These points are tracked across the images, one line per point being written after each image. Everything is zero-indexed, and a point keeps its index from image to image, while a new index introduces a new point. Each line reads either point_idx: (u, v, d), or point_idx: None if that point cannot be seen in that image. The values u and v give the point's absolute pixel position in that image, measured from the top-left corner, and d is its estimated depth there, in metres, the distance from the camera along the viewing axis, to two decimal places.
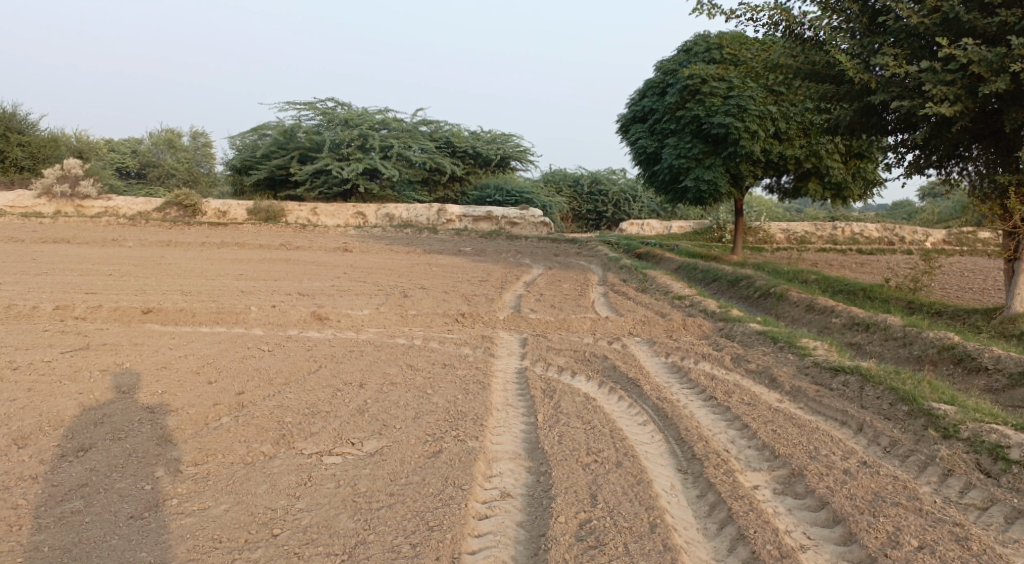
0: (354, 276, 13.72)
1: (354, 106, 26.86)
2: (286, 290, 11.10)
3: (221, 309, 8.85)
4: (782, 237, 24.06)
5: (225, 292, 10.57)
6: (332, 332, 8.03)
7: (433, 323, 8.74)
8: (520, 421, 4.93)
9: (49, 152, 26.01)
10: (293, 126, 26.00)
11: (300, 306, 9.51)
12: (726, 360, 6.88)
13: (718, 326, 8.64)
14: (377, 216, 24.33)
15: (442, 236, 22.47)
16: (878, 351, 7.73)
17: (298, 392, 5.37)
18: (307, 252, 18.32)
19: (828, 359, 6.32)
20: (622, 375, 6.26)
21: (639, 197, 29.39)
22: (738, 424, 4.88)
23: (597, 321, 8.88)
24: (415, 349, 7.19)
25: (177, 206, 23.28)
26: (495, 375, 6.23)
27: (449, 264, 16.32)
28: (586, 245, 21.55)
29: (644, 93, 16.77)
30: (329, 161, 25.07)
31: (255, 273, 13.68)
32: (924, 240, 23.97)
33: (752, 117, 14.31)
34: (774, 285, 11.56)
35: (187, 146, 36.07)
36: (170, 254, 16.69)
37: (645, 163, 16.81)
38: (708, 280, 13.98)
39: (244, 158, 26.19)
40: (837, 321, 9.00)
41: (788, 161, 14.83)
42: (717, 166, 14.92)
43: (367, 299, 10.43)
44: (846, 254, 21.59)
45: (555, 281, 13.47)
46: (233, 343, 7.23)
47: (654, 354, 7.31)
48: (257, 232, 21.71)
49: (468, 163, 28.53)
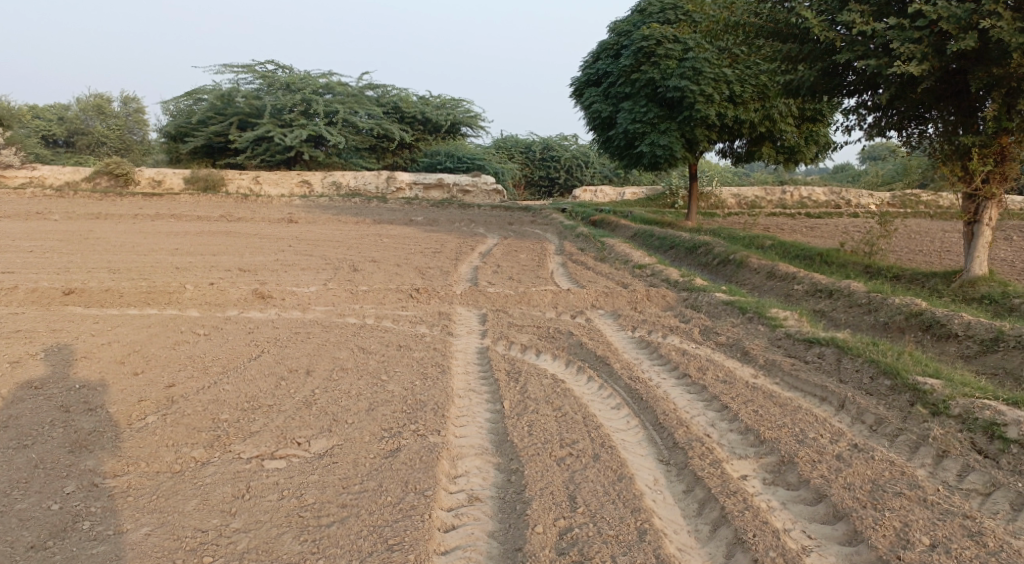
0: (300, 249, 13.01)
1: (295, 69, 25.54)
2: (225, 265, 10.36)
3: (152, 289, 8.12)
4: (733, 202, 24.13)
5: (158, 269, 9.79)
6: (276, 312, 7.43)
7: (385, 299, 8.23)
8: (484, 409, 4.52)
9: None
10: (230, 90, 24.60)
11: (240, 283, 8.84)
12: (695, 333, 6.60)
13: (681, 296, 8.39)
14: (324, 185, 23.39)
15: (392, 205, 21.74)
16: (844, 318, 7.59)
17: (236, 383, 4.83)
18: (249, 224, 17.39)
19: (801, 330, 6.09)
20: (590, 353, 5.90)
21: (591, 163, 29.03)
22: (717, 405, 4.58)
23: (558, 293, 8.51)
24: (366, 329, 6.69)
25: (108, 175, 21.84)
26: (454, 356, 5.79)
27: (401, 234, 15.69)
28: (540, 213, 21.13)
29: (598, 56, 16.30)
30: (271, 127, 23.86)
31: (192, 247, 12.81)
32: (869, 203, 24.36)
33: (707, 80, 14.00)
34: (734, 251, 11.39)
35: (118, 111, 33.94)
36: (99, 228, 15.55)
37: (600, 127, 16.35)
38: (666, 247, 13.77)
39: (178, 124, 24.70)
40: (800, 288, 8.85)
41: (744, 124, 14.59)
42: (673, 131, 14.59)
43: (313, 275, 9.80)
44: (795, 218, 21.76)
45: (511, 252, 13.05)
46: (165, 326, 6.58)
47: (619, 328, 6.99)
48: (196, 202, 20.55)
49: (417, 130, 27.62)
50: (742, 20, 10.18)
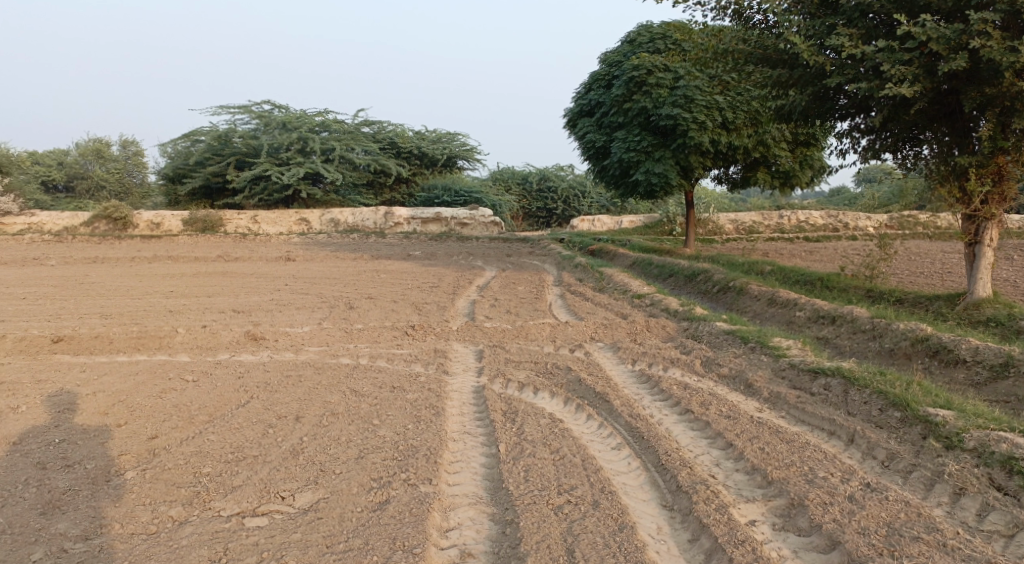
0: (296, 287, 12.90)
1: (291, 108, 25.74)
2: (220, 306, 10.24)
3: (143, 334, 7.99)
4: (731, 228, 24.09)
5: (151, 313, 9.68)
6: (268, 354, 7.28)
7: (380, 337, 8.08)
8: (479, 454, 4.34)
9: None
10: (228, 130, 24.76)
11: (233, 325, 8.70)
12: (697, 365, 6.44)
13: (682, 326, 8.24)
14: (321, 222, 23.39)
15: (390, 240, 21.70)
16: (848, 345, 7.44)
17: (222, 433, 4.67)
18: (246, 263, 17.32)
19: (805, 360, 5.93)
20: (588, 389, 5.73)
21: (588, 192, 29.08)
22: (722, 443, 4.40)
23: (556, 327, 8.37)
24: (360, 369, 6.53)
25: (106, 219, 21.88)
26: (449, 396, 5.62)
27: (398, 270, 15.60)
28: (538, 243, 21.09)
29: (590, 86, 16.38)
30: (268, 166, 23.95)
31: (188, 289, 12.70)
32: (868, 224, 24.31)
33: (700, 107, 14.03)
34: (733, 278, 11.26)
35: (118, 155, 34.15)
36: (96, 272, 15.48)
37: (595, 157, 16.35)
38: (665, 276, 13.66)
39: (176, 166, 24.81)
40: (801, 314, 8.71)
41: (738, 150, 14.58)
42: (668, 159, 14.57)
43: (308, 314, 9.67)
44: (794, 242, 21.69)
45: (509, 284, 12.93)
46: (153, 373, 6.43)
47: (619, 361, 6.83)
48: (193, 243, 20.53)
49: (414, 164, 27.73)
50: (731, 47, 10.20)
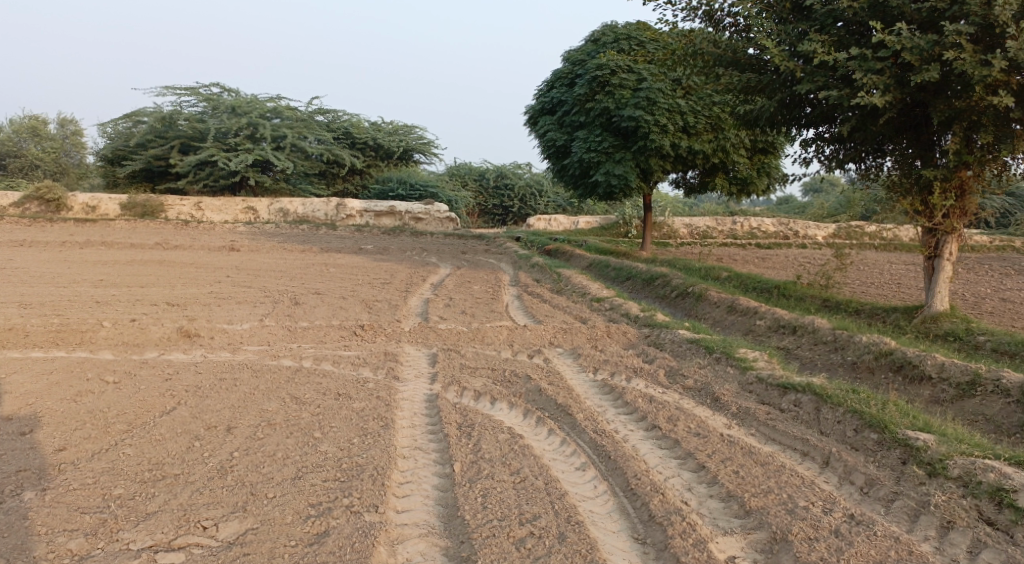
0: (240, 279, 12.20)
1: (242, 93, 24.72)
2: (153, 299, 9.53)
3: (62, 327, 7.29)
4: (686, 232, 24.17)
5: (76, 304, 8.91)
6: (202, 353, 6.71)
7: (327, 338, 7.58)
8: (432, 474, 3.94)
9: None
10: (172, 112, 23.60)
11: (166, 319, 8.04)
12: (661, 375, 6.17)
13: (643, 332, 8.00)
14: (270, 211, 22.51)
15: (341, 233, 21.01)
16: (810, 356, 7.31)
17: (141, 447, 4.13)
18: (187, 252, 16.42)
19: (773, 374, 5.71)
20: (549, 400, 5.38)
21: (545, 191, 28.85)
22: (692, 465, 4.11)
23: (513, 330, 8.02)
24: (302, 373, 6.03)
25: (37, 200, 20.55)
26: (400, 405, 5.20)
27: (349, 264, 15.00)
28: (494, 241, 20.72)
29: (552, 84, 16.07)
30: (215, 151, 22.92)
31: (121, 278, 11.87)
32: (816, 233, 24.74)
33: (662, 110, 13.89)
34: (692, 283, 11.10)
35: (54, 133, 32.28)
36: (20, 256, 14.41)
37: (555, 156, 16.04)
38: (622, 279, 13.45)
39: (116, 147, 23.50)
40: (762, 323, 8.57)
41: (697, 156, 14.48)
42: (628, 161, 14.37)
43: (249, 309, 9.07)
44: (746, 249, 21.87)
45: (464, 283, 12.52)
46: (69, 372, 5.79)
47: (580, 370, 6.51)
48: (131, 229, 19.46)
49: (369, 156, 27.01)
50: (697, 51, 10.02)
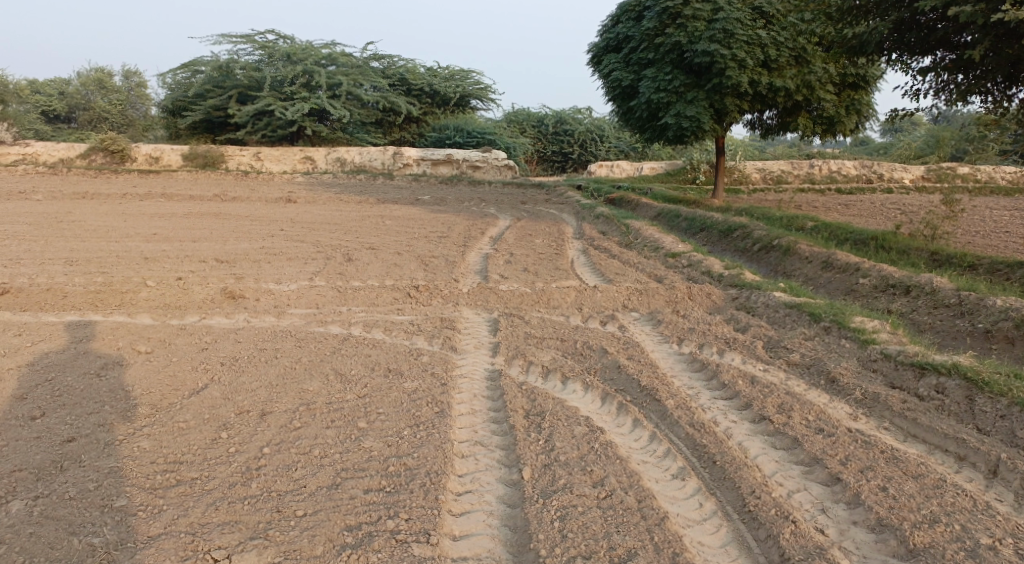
0: (293, 233, 11.68)
1: (296, 39, 24.02)
2: (203, 255, 9.07)
3: (103, 288, 6.84)
4: (758, 178, 22.53)
5: (123, 261, 8.52)
6: (245, 318, 6.17)
7: (378, 300, 6.94)
8: (496, 484, 3.23)
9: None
10: (229, 61, 23.12)
11: (212, 279, 7.53)
12: (759, 348, 5.29)
13: (730, 293, 7.07)
14: (327, 160, 22.06)
15: (398, 183, 20.40)
16: (929, 322, 6.28)
17: (159, 439, 3.55)
18: (243, 204, 16.10)
19: (901, 350, 4.79)
20: (630, 381, 4.59)
21: (607, 137, 27.45)
22: (822, 475, 3.29)
23: (581, 291, 7.22)
24: (350, 343, 5.39)
25: (102, 151, 20.62)
26: (457, 386, 4.49)
27: (405, 216, 14.36)
28: (554, 190, 19.71)
29: (617, 18, 14.62)
30: (271, 100, 22.46)
31: (175, 232, 11.52)
32: (903, 177, 22.70)
33: (740, 43, 12.51)
34: (777, 235, 9.97)
35: (120, 86, 32.42)
36: (80, 209, 14.30)
37: (620, 98, 14.70)
38: (695, 230, 12.38)
39: (175, 98, 23.27)
40: (865, 282, 7.50)
41: (778, 94, 13.05)
42: (701, 101, 13.09)
43: (300, 266, 8.50)
44: (827, 195, 20.23)
45: (525, 236, 11.72)
46: (101, 339, 5.30)
47: (662, 341, 5.67)
48: (193, 180, 19.32)
49: (425, 103, 26.08)
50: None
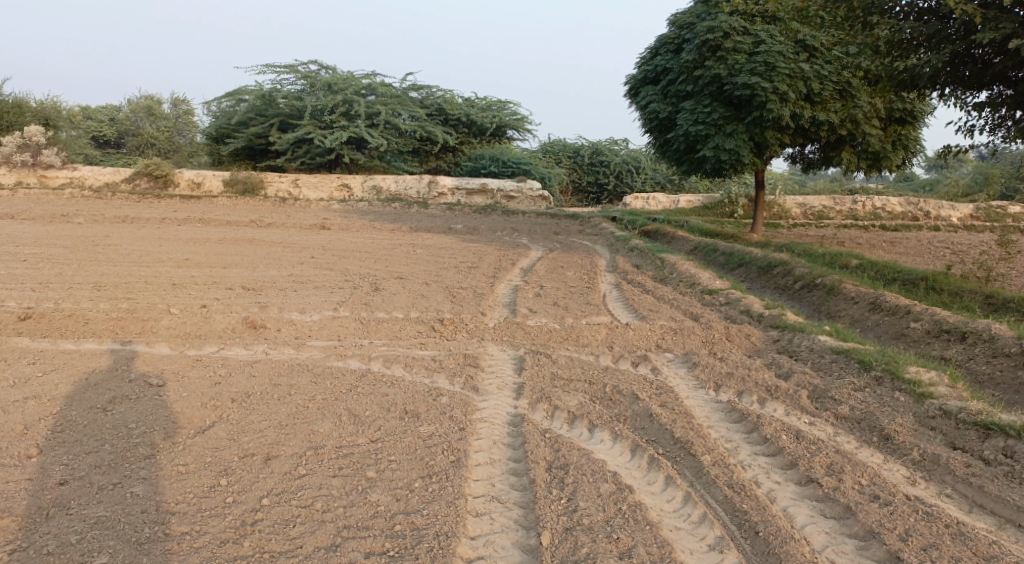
0: (324, 261, 11.60)
1: (338, 69, 24.42)
2: (231, 282, 9.00)
3: (126, 315, 6.76)
4: (799, 212, 21.96)
5: (152, 286, 8.48)
6: (264, 349, 6.01)
7: (401, 333, 6.72)
8: (512, 549, 2.93)
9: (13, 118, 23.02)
10: (271, 89, 23.56)
11: (236, 307, 7.41)
12: (804, 399, 4.90)
13: (771, 336, 6.68)
14: (363, 188, 22.18)
15: (432, 211, 20.38)
16: (989, 374, 5.80)
17: (155, 484, 3.35)
18: (278, 230, 16.18)
19: (962, 406, 4.38)
20: (663, 432, 4.24)
21: (643, 168, 27.16)
22: (878, 553, 2.93)
23: (613, 329, 6.91)
24: (367, 380, 5.15)
25: (146, 177, 21.08)
26: (476, 432, 4.20)
27: (437, 245, 14.22)
28: (588, 221, 19.46)
29: (656, 50, 14.44)
30: (311, 129, 22.76)
31: (208, 257, 11.54)
32: (951, 215, 21.88)
33: (782, 76, 12.19)
34: (820, 274, 9.52)
35: (168, 113, 33.35)
36: (120, 233, 14.51)
37: (657, 130, 14.43)
38: (733, 265, 11.97)
39: (219, 125, 23.77)
40: (917, 326, 7.03)
41: (821, 127, 12.66)
42: (740, 133, 12.76)
43: (325, 296, 8.36)
44: (871, 231, 19.57)
45: (557, 268, 11.45)
46: (115, 370, 5.16)
47: (698, 386, 5.31)
48: (232, 206, 19.59)
49: (462, 132, 26.19)
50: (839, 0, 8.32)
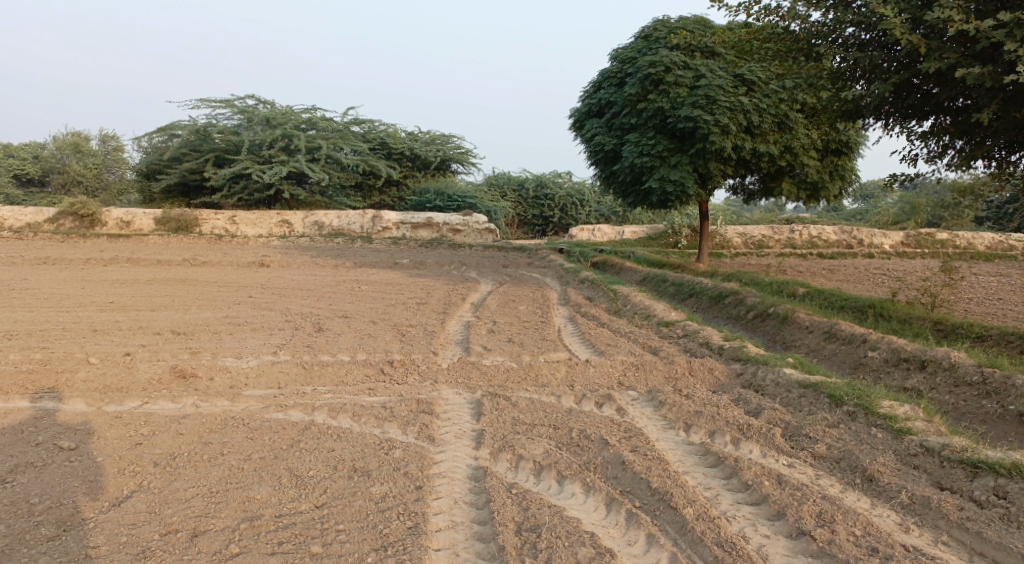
0: (262, 301, 10.95)
1: (277, 104, 23.82)
2: (158, 327, 8.31)
3: (37, 368, 6.06)
4: (741, 242, 22.34)
5: (69, 334, 7.73)
6: (194, 402, 5.44)
7: (348, 378, 6.23)
8: None
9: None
10: (207, 124, 22.74)
11: (163, 355, 6.77)
12: (779, 438, 4.68)
13: (733, 369, 6.50)
14: (305, 224, 21.51)
15: (377, 246, 19.87)
16: (953, 403, 5.75)
17: None
18: (214, 269, 15.39)
19: (943, 443, 4.28)
20: (639, 481, 3.93)
21: (587, 201, 27.32)
22: None
23: (573, 366, 6.59)
24: (311, 433, 4.67)
25: (71, 216, 19.89)
26: (436, 490, 3.79)
27: (383, 281, 13.73)
28: (535, 253, 19.26)
29: (599, 84, 14.49)
30: (249, 164, 22.04)
31: (135, 300, 10.74)
32: (883, 242, 22.65)
33: (723, 109, 12.32)
34: (773, 303, 9.48)
35: (96, 149, 31.88)
36: (38, 276, 13.47)
37: (603, 162, 14.38)
38: (684, 296, 11.89)
39: (150, 161, 22.75)
40: (875, 355, 6.98)
41: (762, 159, 12.83)
42: (684, 165, 12.81)
43: (263, 339, 7.78)
44: (810, 260, 20.04)
45: (508, 303, 11.12)
46: (19, 432, 4.53)
47: (667, 426, 5.03)
48: (165, 245, 18.63)
49: (405, 166, 25.87)
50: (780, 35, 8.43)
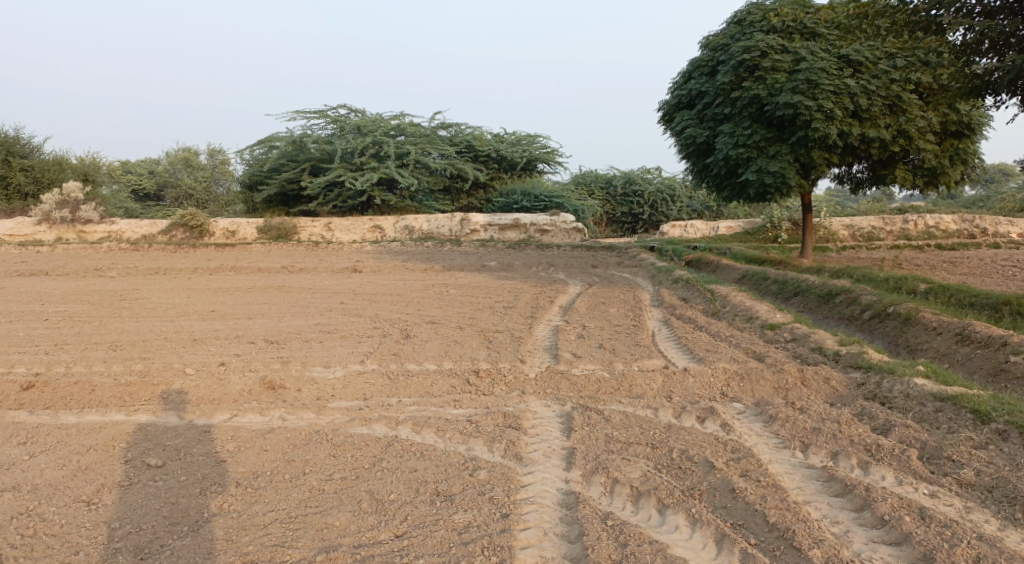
0: (352, 307, 11.01)
1: (367, 112, 24.33)
2: (252, 335, 8.43)
3: (137, 379, 6.20)
4: (847, 234, 20.86)
5: (171, 344, 7.96)
6: (280, 415, 5.39)
7: (433, 389, 6.02)
8: None
9: (53, 176, 22.99)
10: (302, 135, 23.49)
11: (255, 365, 6.80)
12: (915, 461, 4.08)
13: (852, 378, 5.85)
14: (396, 229, 21.82)
15: (466, 249, 19.86)
16: None
17: None
18: (309, 276, 15.77)
19: None
20: (754, 514, 3.45)
21: (678, 196, 26.37)
22: None
23: (670, 375, 6.12)
24: (393, 450, 4.46)
25: (181, 227, 21.03)
26: (524, 519, 3.47)
27: (471, 285, 13.59)
28: (625, 253, 18.65)
29: (690, 74, 13.79)
30: (342, 172, 22.60)
31: (234, 309, 11.06)
32: (1011, 231, 20.58)
33: (827, 93, 11.38)
34: (891, 302, 8.61)
35: (205, 163, 33.73)
36: (150, 286, 14.16)
37: (695, 155, 13.67)
38: (787, 295, 11.06)
39: (251, 172, 23.74)
40: (1019, 360, 6.12)
41: (871, 145, 11.78)
42: (785, 155, 11.95)
43: (351, 347, 7.73)
44: (927, 252, 18.43)
45: (598, 305, 10.69)
46: (113, 448, 4.58)
47: (782, 446, 4.48)
48: (266, 252, 19.34)
49: (492, 168, 25.80)
50: (892, 10, 7.64)
